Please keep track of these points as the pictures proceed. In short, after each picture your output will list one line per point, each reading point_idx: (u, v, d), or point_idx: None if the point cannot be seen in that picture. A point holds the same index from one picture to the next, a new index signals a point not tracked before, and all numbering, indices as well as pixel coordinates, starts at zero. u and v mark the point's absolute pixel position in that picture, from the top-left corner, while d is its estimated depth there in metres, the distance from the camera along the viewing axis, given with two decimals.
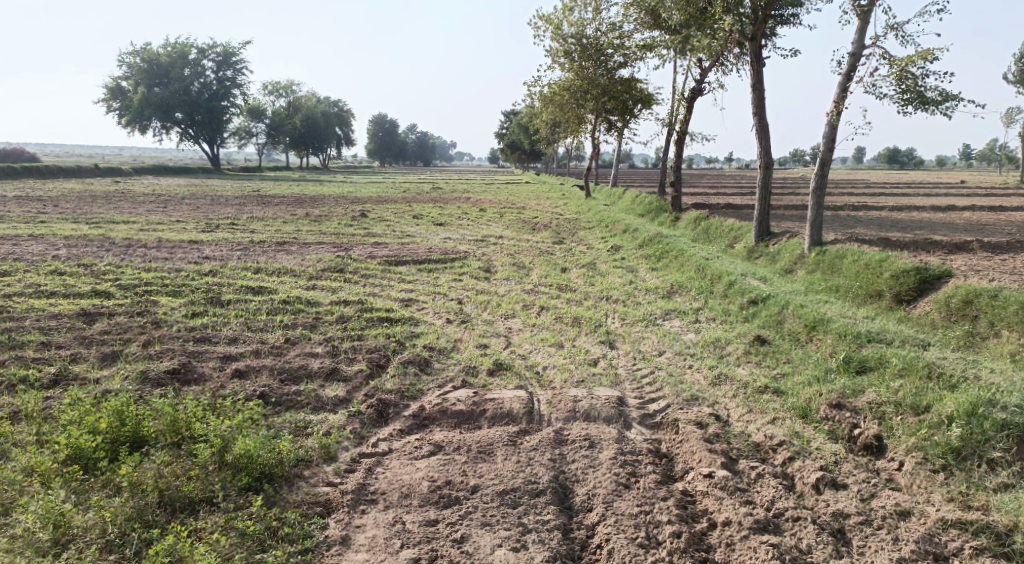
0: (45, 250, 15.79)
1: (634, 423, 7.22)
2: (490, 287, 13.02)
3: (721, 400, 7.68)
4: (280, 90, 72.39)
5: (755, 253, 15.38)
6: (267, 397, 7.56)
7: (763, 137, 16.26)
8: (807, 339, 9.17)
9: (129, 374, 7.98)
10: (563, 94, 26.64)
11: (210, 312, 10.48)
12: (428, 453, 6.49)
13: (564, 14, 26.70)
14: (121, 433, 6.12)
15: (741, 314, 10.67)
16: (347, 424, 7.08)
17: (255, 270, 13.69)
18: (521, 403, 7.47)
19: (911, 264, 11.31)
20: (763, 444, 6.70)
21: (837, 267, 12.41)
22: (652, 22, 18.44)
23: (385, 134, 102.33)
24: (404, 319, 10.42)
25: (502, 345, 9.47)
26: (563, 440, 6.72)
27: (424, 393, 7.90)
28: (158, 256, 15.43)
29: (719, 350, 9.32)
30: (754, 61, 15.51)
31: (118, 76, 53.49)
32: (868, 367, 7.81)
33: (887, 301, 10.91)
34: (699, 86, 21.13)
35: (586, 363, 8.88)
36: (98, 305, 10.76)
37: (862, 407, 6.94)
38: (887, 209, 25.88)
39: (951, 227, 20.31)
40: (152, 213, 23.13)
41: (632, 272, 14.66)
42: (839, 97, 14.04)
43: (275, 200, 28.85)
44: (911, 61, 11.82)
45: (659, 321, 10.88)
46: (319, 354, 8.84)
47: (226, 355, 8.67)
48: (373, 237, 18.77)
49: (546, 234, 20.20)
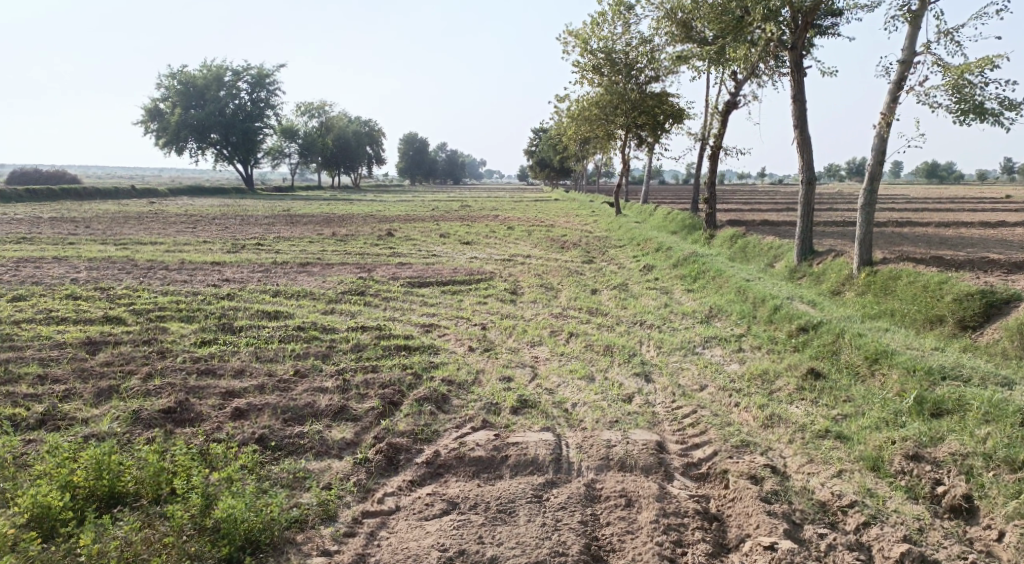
0: (65, 273, 15.34)
1: (676, 474, 6.35)
2: (517, 310, 12.20)
3: (775, 447, 6.78)
4: (312, 110, 72.70)
5: (798, 274, 14.38)
6: (265, 441, 6.80)
7: (805, 151, 15.32)
8: (868, 373, 8.21)
9: (120, 414, 7.30)
10: (592, 109, 25.84)
11: (219, 340, 9.79)
12: (439, 513, 5.73)
13: (592, 29, 26.01)
14: (94, 488, 5.52)
15: (789, 343, 9.69)
16: (352, 474, 6.29)
17: (272, 292, 13.05)
18: (547, 448, 6.66)
19: (976, 286, 10.33)
20: (830, 504, 5.79)
21: (891, 290, 11.39)
22: (685, 34, 17.59)
23: (416, 152, 102.33)
24: (423, 348, 9.63)
25: (527, 377, 8.64)
26: (595, 497, 5.91)
27: (441, 435, 7.10)
28: (177, 278, 14.90)
29: (768, 385, 8.40)
30: (794, 72, 14.59)
31: (156, 99, 53.97)
32: (945, 410, 6.87)
33: (949, 327, 9.93)
34: (734, 100, 20.25)
35: (621, 401, 7.97)
36: (105, 333, 10.13)
37: (943, 459, 6.06)
38: (932, 225, 24.63)
39: (1005, 245, 19.05)
40: (179, 234, 22.71)
41: (667, 293, 13.77)
42: (889, 109, 13.09)
43: (304, 219, 28.38)
44: (968, 68, 10.84)
45: (699, 350, 9.98)
46: (327, 389, 8.05)
47: (227, 391, 7.92)
48: (399, 257, 18.10)
49: (576, 253, 19.36)
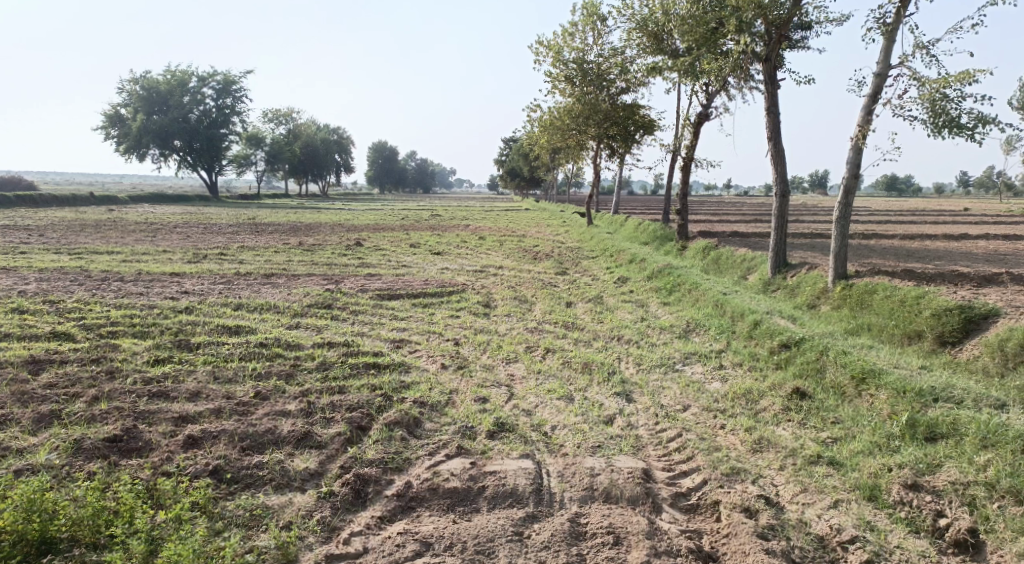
0: (14, 284, 14.55)
1: (663, 505, 6.13)
2: (490, 324, 11.77)
3: (766, 474, 6.50)
4: (279, 117, 71.63)
5: (772, 286, 14.15)
6: (220, 473, 6.30)
7: (779, 164, 15.16)
8: (855, 393, 7.87)
9: (60, 443, 6.73)
10: (563, 120, 25.58)
11: (175, 359, 9.19)
12: (413, 554, 5.53)
13: (565, 40, 25.77)
14: (24, 534, 5.21)
15: (771, 360, 9.36)
16: (316, 511, 5.92)
17: (234, 305, 12.44)
18: (526, 478, 6.31)
19: (954, 301, 10.16)
20: (829, 539, 5.75)
21: (867, 304, 11.16)
22: (657, 46, 17.41)
23: (384, 161, 101.43)
24: (393, 366, 9.14)
25: (503, 398, 8.18)
26: (580, 534, 5.75)
27: (413, 463, 6.64)
28: (133, 290, 14.20)
29: (753, 405, 8.07)
30: (767, 84, 14.38)
31: (117, 104, 52.55)
32: (939, 434, 6.61)
33: (929, 343, 9.74)
34: (706, 112, 20.11)
35: (602, 423, 7.57)
36: (52, 351, 9.45)
37: (943, 488, 5.98)
38: (899, 238, 24.69)
39: (971, 258, 19.02)
40: (139, 243, 21.89)
41: (642, 306, 13.46)
42: (864, 122, 12.95)
43: (270, 228, 27.65)
44: (944, 82, 10.68)
45: (679, 366, 9.64)
46: (290, 413, 7.52)
47: (181, 416, 7.35)
48: (367, 268, 17.58)
49: (548, 264, 19.02)
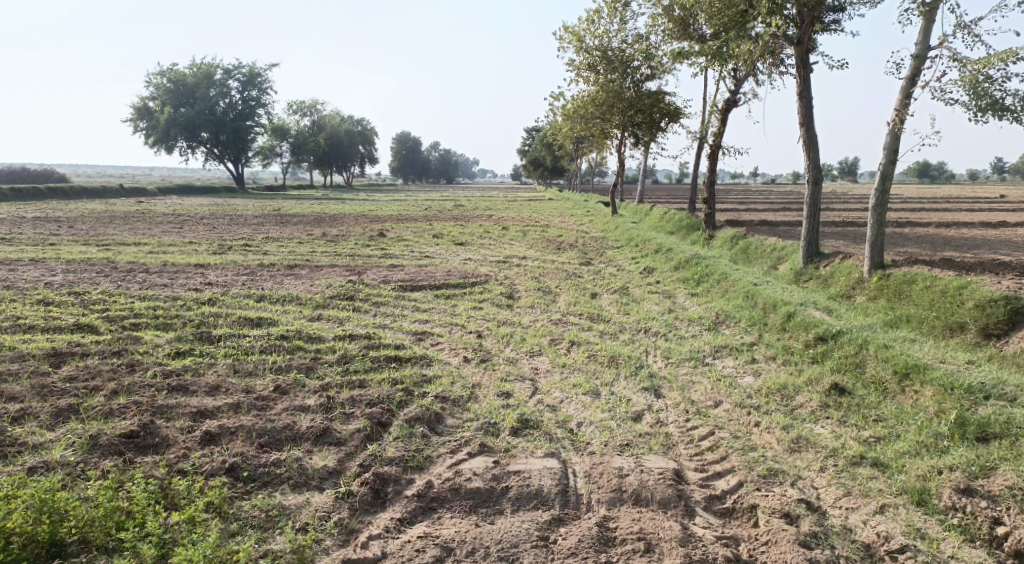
0: (40, 276, 14.53)
1: (697, 509, 5.83)
2: (514, 316, 11.48)
3: (805, 475, 6.18)
4: (303, 108, 71.72)
5: (804, 276, 13.70)
6: (236, 471, 6.09)
7: (811, 151, 14.65)
8: (898, 389, 7.47)
9: (76, 439, 6.57)
10: (587, 108, 25.12)
11: (195, 351, 9.03)
12: (433, 559, 5.29)
13: (588, 26, 25.30)
14: (33, 537, 5.04)
15: (807, 354, 8.97)
16: (334, 512, 5.71)
17: (256, 297, 12.28)
18: (552, 479, 6.04)
19: (1000, 291, 9.66)
20: (876, 548, 5.43)
21: (905, 294, 10.69)
22: (683, 31, 16.93)
23: (408, 152, 101.33)
24: (415, 359, 8.89)
25: (527, 393, 7.89)
26: (610, 540, 5.47)
27: (434, 461, 6.39)
28: (157, 282, 14.11)
29: (788, 402, 7.71)
30: (799, 68, 13.88)
31: (145, 97, 52.87)
32: (991, 433, 6.22)
33: (972, 335, 9.29)
34: (734, 97, 19.56)
35: (630, 420, 7.26)
36: (73, 343, 9.33)
37: (1000, 493, 5.60)
38: (933, 226, 23.94)
39: (1011, 246, 18.33)
40: (165, 235, 21.90)
41: (670, 298, 13.10)
42: (901, 105, 12.44)
43: (295, 219, 27.64)
44: (987, 61, 10.15)
45: (710, 360, 9.29)
46: (309, 408, 7.30)
47: (198, 412, 7.16)
48: (391, 259, 17.38)
49: (573, 254, 18.67)
